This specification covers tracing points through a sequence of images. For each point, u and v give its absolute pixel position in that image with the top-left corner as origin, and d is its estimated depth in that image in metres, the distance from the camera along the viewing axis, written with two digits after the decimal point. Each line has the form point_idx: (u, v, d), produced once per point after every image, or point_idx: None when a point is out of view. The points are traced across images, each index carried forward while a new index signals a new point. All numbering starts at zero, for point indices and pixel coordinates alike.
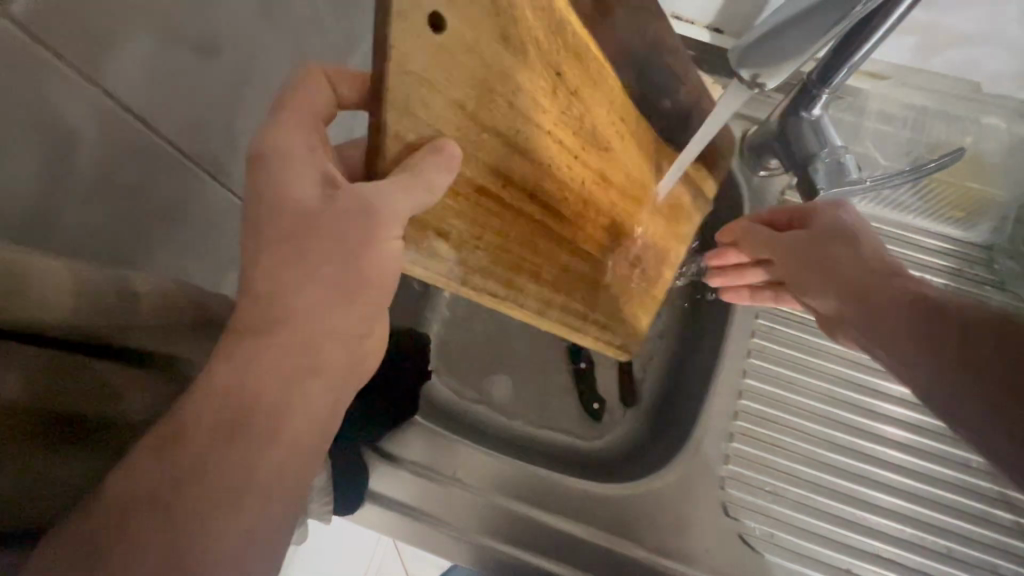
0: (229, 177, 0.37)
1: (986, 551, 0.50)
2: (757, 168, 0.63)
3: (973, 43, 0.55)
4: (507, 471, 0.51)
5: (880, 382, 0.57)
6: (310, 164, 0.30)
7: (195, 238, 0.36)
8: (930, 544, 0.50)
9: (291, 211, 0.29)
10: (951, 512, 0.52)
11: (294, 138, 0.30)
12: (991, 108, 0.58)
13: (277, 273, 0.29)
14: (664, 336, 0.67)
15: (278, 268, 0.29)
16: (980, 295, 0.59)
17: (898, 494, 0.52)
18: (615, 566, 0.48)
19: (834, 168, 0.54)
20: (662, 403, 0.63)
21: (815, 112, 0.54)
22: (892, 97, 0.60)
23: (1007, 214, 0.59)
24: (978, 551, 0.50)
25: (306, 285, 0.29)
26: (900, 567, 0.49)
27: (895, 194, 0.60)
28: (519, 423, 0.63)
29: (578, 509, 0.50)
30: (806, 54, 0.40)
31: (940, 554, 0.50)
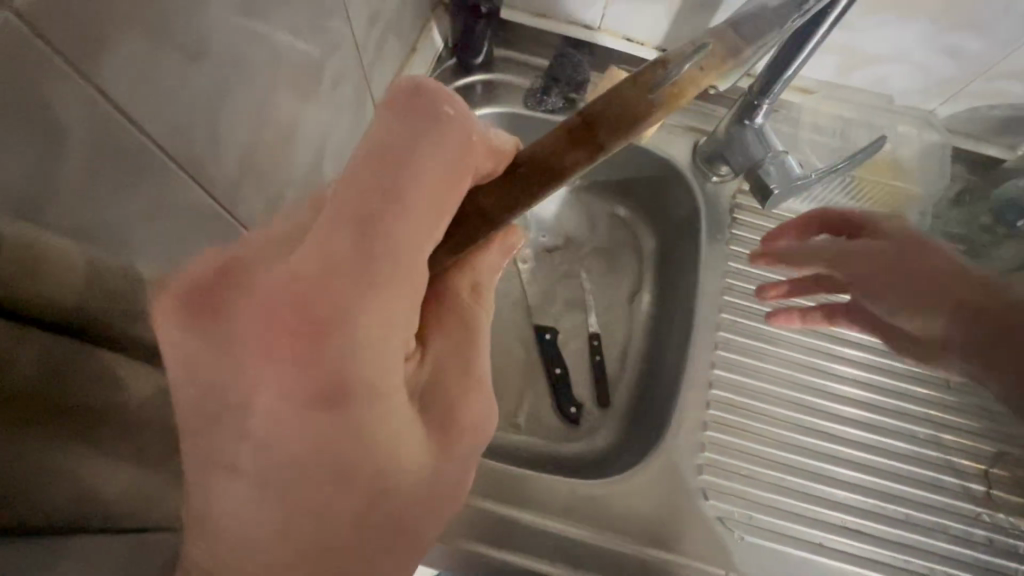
0: (211, 185, 0.37)
1: (938, 513, 0.55)
2: (709, 174, 0.69)
3: (885, 61, 0.63)
4: (492, 472, 0.52)
5: (833, 365, 0.61)
6: (377, 382, 0.27)
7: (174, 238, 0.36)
8: (892, 512, 0.54)
9: (346, 447, 0.27)
10: (908, 484, 0.56)
11: (373, 323, 0.26)
12: (903, 118, 0.66)
13: (327, 530, 0.28)
14: (634, 339, 0.70)
15: (337, 518, 0.28)
16: None
17: (859, 467, 0.56)
18: (604, 561, 0.48)
19: (781, 168, 0.59)
20: (636, 402, 0.65)
21: (758, 121, 0.61)
22: (820, 113, 0.67)
23: (926, 210, 0.65)
24: (934, 516, 0.54)
25: (362, 538, 0.29)
26: (869, 537, 0.53)
27: (825, 192, 0.67)
28: (497, 431, 0.63)
29: (566, 509, 0.50)
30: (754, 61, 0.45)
31: (901, 520, 0.54)
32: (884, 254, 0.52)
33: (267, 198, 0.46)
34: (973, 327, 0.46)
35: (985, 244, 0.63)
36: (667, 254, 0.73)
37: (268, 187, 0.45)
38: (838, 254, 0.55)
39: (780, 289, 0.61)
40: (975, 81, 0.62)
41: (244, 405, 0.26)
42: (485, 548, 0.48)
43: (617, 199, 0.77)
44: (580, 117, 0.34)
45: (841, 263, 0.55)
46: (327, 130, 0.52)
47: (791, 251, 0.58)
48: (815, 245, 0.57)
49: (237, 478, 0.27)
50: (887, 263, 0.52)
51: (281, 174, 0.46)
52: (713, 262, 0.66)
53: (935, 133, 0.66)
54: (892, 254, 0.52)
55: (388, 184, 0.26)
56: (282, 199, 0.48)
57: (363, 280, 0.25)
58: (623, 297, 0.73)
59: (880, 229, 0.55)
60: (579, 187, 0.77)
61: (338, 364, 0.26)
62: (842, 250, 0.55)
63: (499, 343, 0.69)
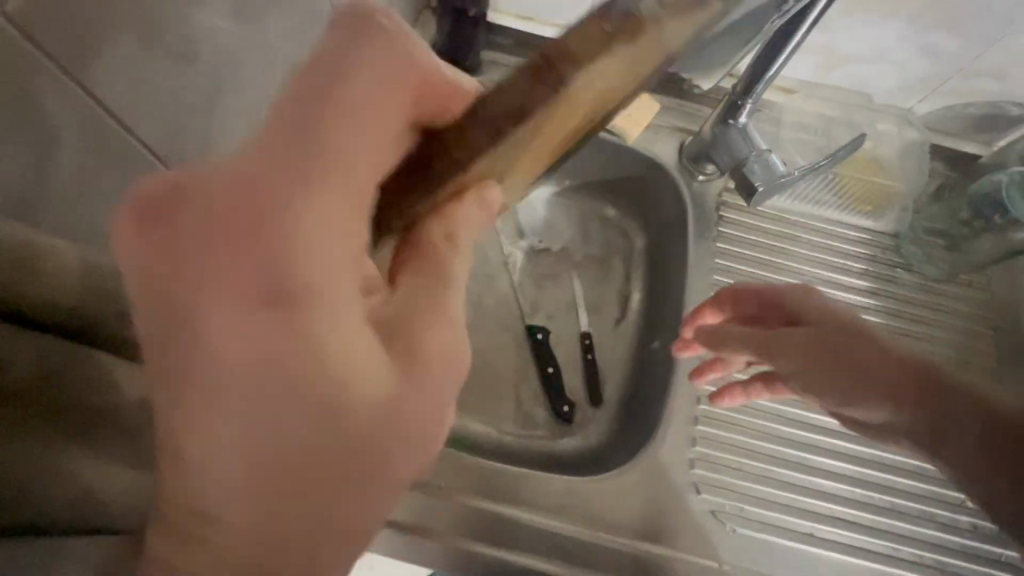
0: None
1: (917, 499, 0.60)
2: (695, 174, 0.70)
3: (864, 62, 0.64)
4: (490, 473, 0.54)
5: None
6: (325, 289, 0.24)
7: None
8: (877, 500, 0.59)
9: (295, 368, 0.24)
10: (888, 473, 0.61)
11: (315, 210, 0.24)
12: (884, 116, 0.68)
13: (277, 474, 0.25)
14: (625, 338, 0.72)
15: (286, 461, 0.25)
16: (894, 277, 0.67)
17: (841, 456, 0.61)
18: (596, 555, 0.51)
19: (765, 166, 0.60)
20: (628, 400, 0.68)
21: (741, 120, 0.62)
22: (802, 111, 0.68)
23: (905, 207, 0.68)
24: (917, 504, 0.59)
25: (319, 485, 0.25)
26: (855, 525, 0.57)
27: (810, 188, 0.68)
28: (494, 432, 0.66)
29: (559, 505, 0.53)
30: (733, 60, 0.47)
31: (885, 509, 0.59)
32: (813, 342, 0.48)
33: None
34: (931, 423, 0.44)
35: (964, 237, 0.64)
36: (655, 252, 0.74)
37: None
38: (760, 339, 0.51)
39: (713, 369, 0.58)
40: (949, 80, 0.64)
41: (180, 328, 0.23)
42: (482, 547, 0.50)
43: (605, 199, 0.78)
44: (540, 54, 0.27)
45: (765, 348, 0.50)
46: None
47: (715, 335, 0.53)
48: (740, 329, 0.52)
49: (185, 409, 0.24)
50: (813, 347, 0.48)
51: None
52: (701, 260, 0.68)
53: (914, 130, 0.68)
54: (818, 342, 0.48)
55: (305, 86, 0.24)
56: None
57: (301, 169, 0.24)
58: (612, 296, 0.74)
59: (807, 312, 0.51)
60: (567, 186, 0.79)
61: (279, 257, 0.23)
62: (761, 338, 0.51)
63: (493, 345, 0.71)
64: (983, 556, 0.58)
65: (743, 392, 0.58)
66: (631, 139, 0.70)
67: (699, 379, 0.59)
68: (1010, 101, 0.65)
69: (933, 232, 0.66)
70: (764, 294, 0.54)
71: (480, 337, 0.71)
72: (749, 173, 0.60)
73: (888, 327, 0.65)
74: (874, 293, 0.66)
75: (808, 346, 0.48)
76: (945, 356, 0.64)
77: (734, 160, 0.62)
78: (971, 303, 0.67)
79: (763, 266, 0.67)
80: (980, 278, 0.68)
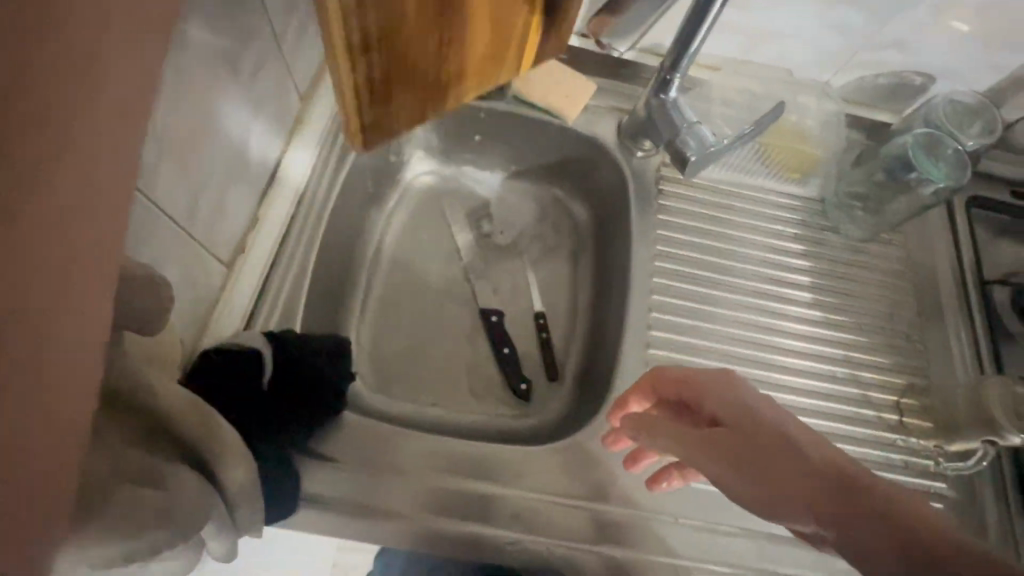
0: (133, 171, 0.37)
1: (864, 444, 0.60)
2: (634, 150, 0.72)
3: (781, 37, 0.68)
4: (447, 451, 0.55)
5: (771, 321, 0.66)
6: None
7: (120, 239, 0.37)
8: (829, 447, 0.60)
9: None
10: (834, 419, 0.61)
11: None
12: (803, 89, 0.72)
13: None
14: (578, 315, 0.74)
15: None
16: (823, 240, 0.71)
17: (791, 410, 0.61)
18: (554, 520, 0.53)
19: (696, 137, 0.62)
20: (583, 374, 0.70)
21: (671, 94, 0.64)
22: (729, 86, 0.72)
23: (828, 172, 0.73)
24: (857, 447, 0.60)
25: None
26: None
27: (740, 159, 0.72)
28: (451, 414, 0.66)
29: (515, 474, 0.55)
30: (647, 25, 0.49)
31: None
32: (724, 438, 0.42)
33: (191, 195, 0.45)
34: (864, 537, 0.34)
35: (881, 198, 0.69)
36: (601, 229, 0.77)
37: (189, 181, 0.44)
38: (672, 432, 0.44)
39: (647, 455, 0.54)
40: (859, 52, 0.69)
41: None
42: (440, 521, 0.51)
43: (550, 182, 0.80)
44: None
45: (677, 442, 0.44)
46: (246, 129, 0.51)
47: (634, 426, 0.48)
48: (657, 420, 0.46)
49: None
50: (722, 443, 0.41)
51: (204, 166, 0.45)
52: (645, 231, 0.69)
53: (831, 102, 0.73)
54: (729, 439, 0.41)
55: None
56: (202, 201, 0.46)
57: None
58: (563, 276, 0.76)
59: (719, 400, 0.45)
60: (514, 172, 0.80)
61: None
62: (672, 429, 0.45)
63: (447, 329, 0.72)
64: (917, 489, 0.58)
65: (680, 473, 0.54)
66: (570, 119, 0.72)
67: (634, 466, 0.55)
68: (913, 72, 0.70)
69: (853, 196, 0.71)
70: (680, 378, 0.50)
71: (434, 321, 0.72)
72: (683, 144, 0.62)
73: (818, 286, 0.69)
74: (807, 256, 0.70)
75: (724, 439, 0.42)
76: (873, 307, 0.68)
77: (669, 132, 0.64)
78: (896, 261, 0.71)
79: (703, 234, 0.70)
80: (899, 236, 0.73)
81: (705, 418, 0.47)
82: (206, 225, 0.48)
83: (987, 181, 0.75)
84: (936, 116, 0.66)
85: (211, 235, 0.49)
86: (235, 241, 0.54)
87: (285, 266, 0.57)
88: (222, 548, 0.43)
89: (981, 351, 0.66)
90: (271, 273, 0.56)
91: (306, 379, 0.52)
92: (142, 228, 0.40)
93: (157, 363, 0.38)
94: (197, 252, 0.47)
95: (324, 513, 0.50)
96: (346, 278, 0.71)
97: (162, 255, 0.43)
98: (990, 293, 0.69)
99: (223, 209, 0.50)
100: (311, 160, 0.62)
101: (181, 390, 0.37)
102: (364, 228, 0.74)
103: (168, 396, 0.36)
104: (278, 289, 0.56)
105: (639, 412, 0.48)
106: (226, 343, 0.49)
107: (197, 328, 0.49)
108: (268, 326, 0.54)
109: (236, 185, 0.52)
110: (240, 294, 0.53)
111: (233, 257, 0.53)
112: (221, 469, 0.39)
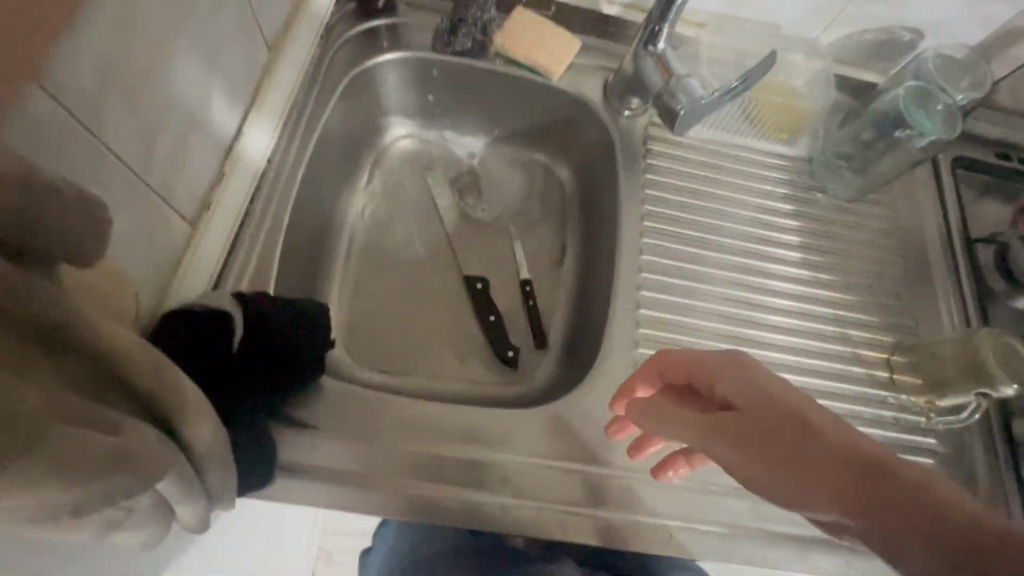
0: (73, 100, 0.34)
1: (852, 401, 0.60)
2: (621, 109, 0.70)
3: None
4: (431, 416, 0.53)
5: (760, 280, 0.65)
6: None
7: (64, 168, 0.34)
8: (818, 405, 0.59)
9: None
10: (824, 377, 0.60)
11: None
12: (793, 46, 0.70)
13: None
14: (565, 280, 0.72)
15: None
16: (811, 200, 0.71)
17: (782, 368, 0.60)
18: (544, 483, 0.51)
19: (685, 90, 0.60)
20: (571, 339, 0.68)
21: (659, 46, 0.62)
22: (716, 42, 0.70)
23: (817, 130, 0.71)
24: (846, 405, 0.59)
25: None
26: None
27: (729, 118, 0.70)
28: (436, 382, 0.64)
29: (504, 438, 0.53)
30: None
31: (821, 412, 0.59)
32: (738, 425, 0.40)
33: (146, 136, 0.41)
34: (890, 527, 0.32)
35: (868, 157, 0.68)
36: (586, 194, 0.75)
37: (146, 120, 0.41)
38: (683, 419, 0.43)
39: (652, 442, 0.51)
40: (848, 6, 0.67)
41: None
42: (426, 486, 0.49)
43: (534, 146, 0.78)
44: None
45: (688, 429, 0.43)
46: (206, 72, 0.47)
47: (643, 412, 0.47)
48: (665, 407, 0.45)
49: None
50: (735, 431, 0.40)
51: (162, 107, 0.42)
52: (632, 191, 0.67)
53: (821, 60, 0.70)
54: (742, 428, 0.40)
55: None
56: (158, 146, 0.43)
57: None
58: (549, 241, 0.74)
59: (727, 382, 0.43)
60: (497, 136, 0.78)
61: None
62: (683, 416, 0.43)
63: (430, 297, 0.69)
64: (905, 445, 0.58)
65: (686, 460, 0.50)
66: (557, 76, 0.69)
67: (639, 454, 0.52)
68: (901, 27, 0.69)
69: (841, 156, 0.70)
70: (686, 361, 0.47)
71: (416, 288, 0.69)
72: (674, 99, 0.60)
73: (808, 245, 0.68)
74: (796, 216, 0.69)
75: (737, 426, 0.40)
76: (861, 266, 0.68)
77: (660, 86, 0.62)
78: (884, 221, 0.71)
79: (692, 193, 0.68)
80: (886, 196, 0.72)
81: (717, 402, 0.45)
82: (165, 174, 0.44)
83: (976, 142, 0.75)
84: (925, 71, 0.65)
85: (172, 186, 0.46)
86: (199, 197, 0.50)
87: (254, 226, 0.54)
88: (192, 518, 0.40)
89: (969, 307, 0.66)
90: (240, 234, 0.53)
91: (280, 341, 0.49)
92: (88, 167, 0.36)
93: (109, 311, 0.34)
94: (156, 201, 0.44)
95: (304, 482, 0.47)
96: (323, 244, 0.67)
97: (115, 201, 0.39)
98: (975, 253, 0.69)
99: (183, 156, 0.46)
100: (280, 116, 0.59)
101: (135, 338, 0.34)
102: (340, 194, 0.71)
103: (121, 343, 0.33)
104: (248, 251, 0.53)
105: (647, 398, 0.47)
106: (191, 303, 0.46)
107: (159, 287, 0.46)
108: (238, 287, 0.51)
109: (197, 133, 0.48)
110: (207, 253, 0.50)
111: (198, 214, 0.50)
112: (191, 425, 0.37)
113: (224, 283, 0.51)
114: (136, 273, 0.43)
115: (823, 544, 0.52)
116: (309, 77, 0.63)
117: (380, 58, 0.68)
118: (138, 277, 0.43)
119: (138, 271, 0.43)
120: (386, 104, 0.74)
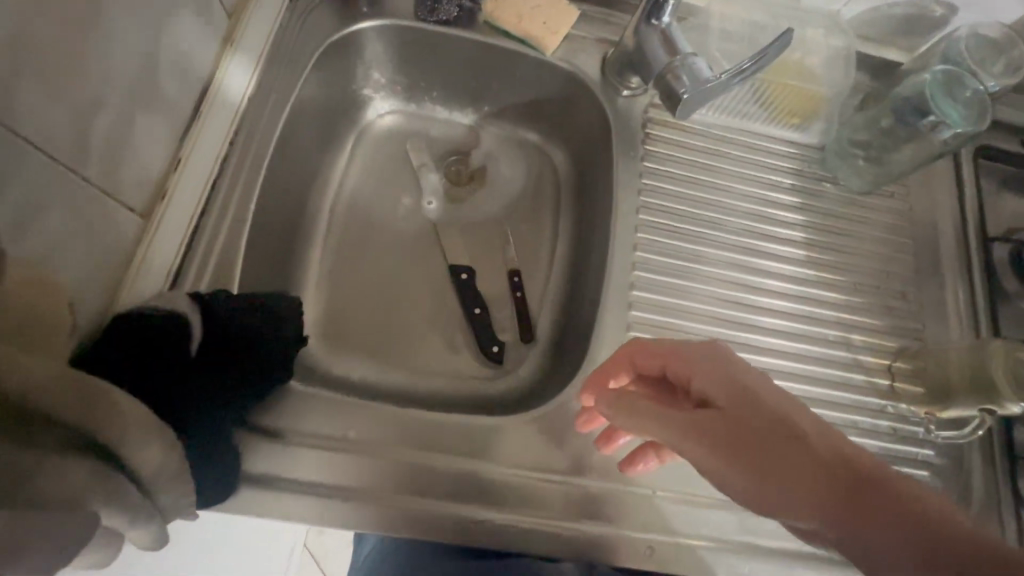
0: None
1: (847, 410, 0.57)
2: (620, 89, 0.65)
3: None
4: (403, 422, 0.50)
5: (762, 281, 0.61)
6: None
7: None
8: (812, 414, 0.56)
9: None
10: (821, 385, 0.58)
11: None
12: (810, 20, 0.64)
13: None
14: (555, 272, 0.68)
15: None
16: (819, 191, 0.66)
17: (777, 374, 0.57)
18: (521, 492, 0.49)
19: (691, 70, 0.54)
20: (559, 335, 0.64)
21: (664, 20, 0.56)
22: (727, 14, 0.64)
23: (831, 116, 0.66)
24: (841, 414, 0.57)
25: None
26: None
27: (737, 101, 0.65)
28: (414, 380, 0.61)
29: (481, 447, 0.50)
30: None
31: None
32: (718, 424, 0.37)
33: (74, 119, 0.37)
34: (877, 530, 0.31)
35: (882, 147, 0.63)
36: (581, 180, 0.70)
37: (70, 103, 0.36)
38: (658, 414, 0.40)
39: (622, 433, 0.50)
40: None
41: None
42: (397, 498, 0.47)
43: (526, 124, 0.72)
44: None
45: (663, 425, 0.39)
46: (148, 45, 0.43)
47: (614, 405, 0.43)
48: (638, 402, 0.41)
49: None
50: (716, 429, 0.37)
51: (92, 84, 0.38)
52: (627, 179, 0.63)
53: (841, 35, 0.64)
54: (722, 426, 0.37)
55: None
56: (92, 132, 0.39)
57: None
58: (539, 228, 0.70)
59: (709, 376, 0.40)
60: (487, 113, 0.72)
61: None
62: (657, 410, 0.40)
63: (411, 287, 0.65)
64: (901, 458, 0.56)
65: (656, 454, 0.50)
66: (550, 52, 0.63)
67: (609, 444, 0.50)
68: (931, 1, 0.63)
69: (856, 144, 0.64)
70: (664, 353, 0.45)
71: (397, 278, 0.65)
72: (677, 79, 0.54)
73: (812, 240, 0.64)
74: (801, 209, 0.65)
75: (720, 424, 0.37)
76: (867, 265, 0.64)
77: (665, 65, 0.56)
78: (893, 214, 0.66)
79: (691, 181, 0.63)
80: (900, 188, 0.68)
81: (692, 397, 0.42)
82: (105, 164, 0.40)
83: (1003, 130, 0.70)
84: (957, 53, 0.59)
85: (116, 176, 0.42)
86: (151, 185, 0.46)
87: (215, 217, 0.50)
88: (145, 539, 0.38)
89: (977, 310, 0.62)
90: (199, 226, 0.49)
91: (242, 344, 0.46)
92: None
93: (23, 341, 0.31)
94: (95, 196, 0.40)
95: (270, 494, 0.45)
96: (297, 231, 0.63)
97: (40, 199, 0.35)
98: (990, 249, 0.64)
99: (126, 143, 0.42)
100: (244, 94, 0.54)
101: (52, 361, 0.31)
102: (317, 175, 0.66)
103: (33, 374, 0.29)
104: (209, 245, 0.50)
105: (620, 390, 0.43)
106: (140, 306, 0.42)
107: (107, 287, 0.42)
108: (196, 287, 0.48)
109: (144, 115, 0.44)
110: (162, 247, 0.46)
111: (150, 206, 0.46)
112: (129, 452, 0.34)
113: (182, 280, 0.48)
114: (77, 275, 0.39)
115: (810, 560, 0.51)
116: (278, 48, 0.58)
117: (356, 27, 0.62)
118: (78, 279, 0.40)
119: (78, 273, 0.39)
120: (366, 77, 0.68)
